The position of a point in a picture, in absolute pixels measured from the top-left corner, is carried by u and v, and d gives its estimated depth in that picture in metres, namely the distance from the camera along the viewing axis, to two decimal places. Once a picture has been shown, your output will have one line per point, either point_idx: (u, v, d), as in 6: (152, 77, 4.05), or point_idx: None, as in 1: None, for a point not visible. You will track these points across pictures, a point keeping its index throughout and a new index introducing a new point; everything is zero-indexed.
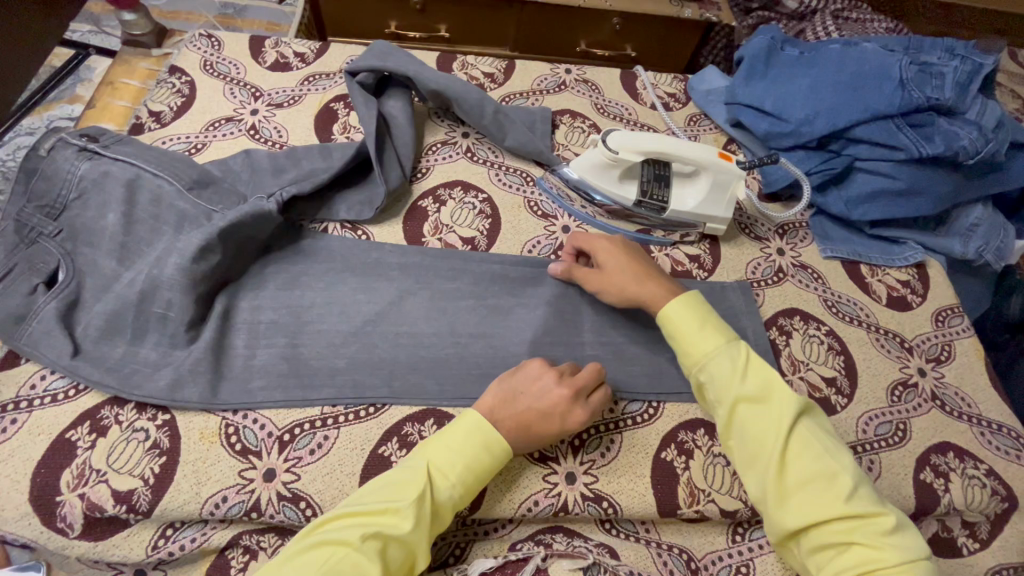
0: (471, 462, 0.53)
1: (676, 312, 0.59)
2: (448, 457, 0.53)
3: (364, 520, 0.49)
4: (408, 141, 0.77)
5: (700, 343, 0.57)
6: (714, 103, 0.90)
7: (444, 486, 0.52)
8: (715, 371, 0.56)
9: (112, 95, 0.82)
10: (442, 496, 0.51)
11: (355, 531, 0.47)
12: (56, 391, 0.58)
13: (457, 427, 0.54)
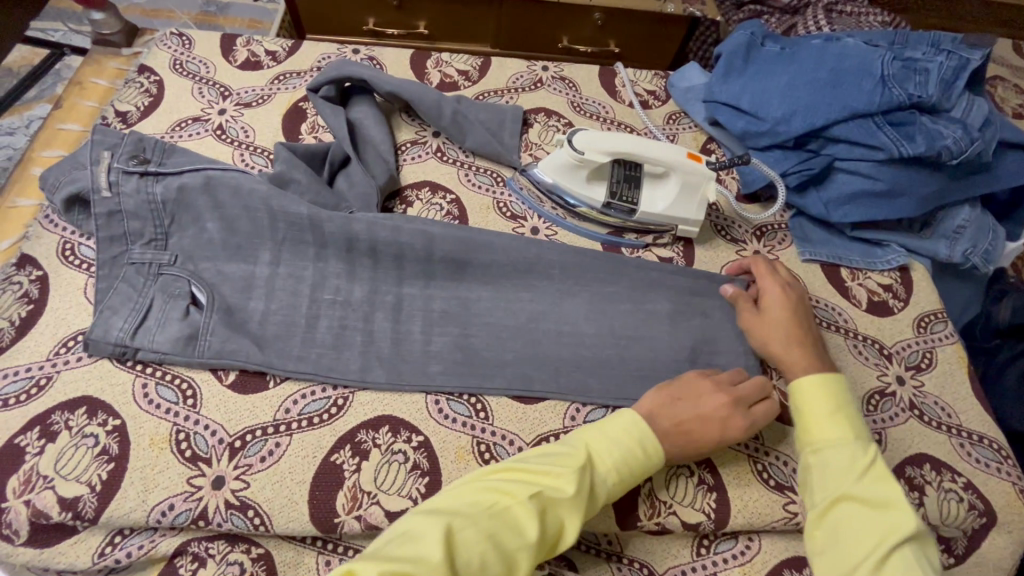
0: (631, 458, 0.53)
1: (809, 387, 0.57)
2: (615, 449, 0.53)
3: (526, 482, 0.49)
4: (379, 143, 0.76)
5: (827, 423, 0.55)
6: (694, 101, 0.88)
7: (602, 470, 0.52)
8: (819, 440, 0.55)
9: (79, 95, 0.81)
10: (603, 479, 0.52)
11: (515, 490, 0.48)
12: (7, 396, 0.58)
13: (619, 421, 0.54)
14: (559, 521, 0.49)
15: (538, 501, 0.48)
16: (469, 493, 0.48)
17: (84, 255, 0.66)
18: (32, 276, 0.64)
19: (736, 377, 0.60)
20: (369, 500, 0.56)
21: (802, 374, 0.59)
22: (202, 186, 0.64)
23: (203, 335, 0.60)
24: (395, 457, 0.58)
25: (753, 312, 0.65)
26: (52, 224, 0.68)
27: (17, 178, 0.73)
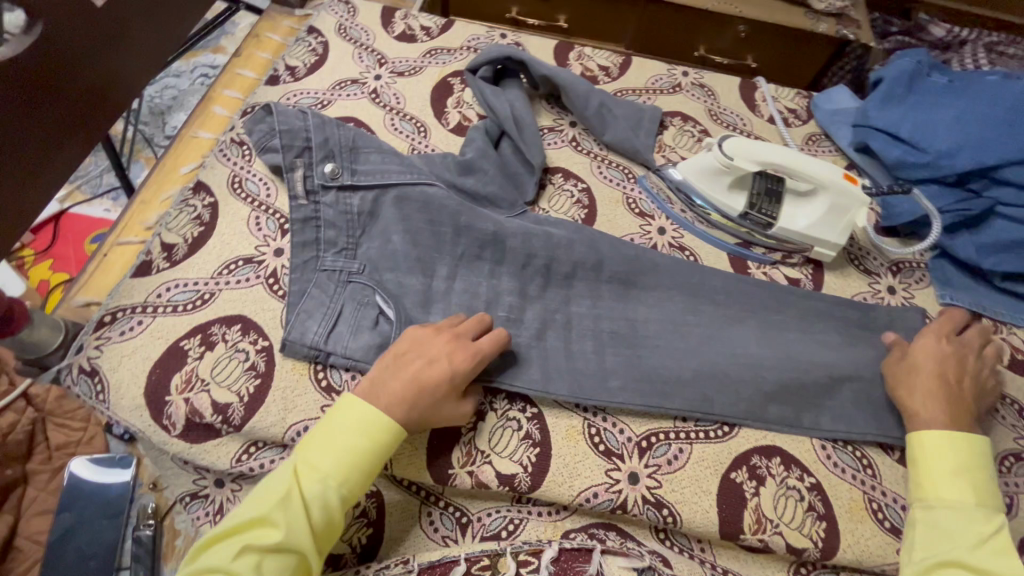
0: (351, 460, 0.52)
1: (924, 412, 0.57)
2: (328, 463, 0.51)
3: (252, 533, 0.48)
4: (526, 124, 0.78)
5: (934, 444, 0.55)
6: (840, 124, 0.85)
7: (320, 485, 0.50)
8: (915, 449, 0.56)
9: (256, 47, 0.89)
10: (325, 496, 0.50)
11: (242, 551, 0.47)
12: (178, 303, 0.64)
13: (343, 419, 0.53)
14: (297, 560, 0.48)
15: (256, 556, 0.47)
16: (248, 549, 0.47)
17: (249, 190, 0.72)
18: (205, 202, 0.71)
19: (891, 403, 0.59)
20: (482, 459, 0.59)
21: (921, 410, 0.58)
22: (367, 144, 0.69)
23: (349, 278, 0.64)
24: (510, 424, 0.60)
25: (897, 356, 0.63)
26: (225, 158, 0.74)
27: (198, 113, 0.81)
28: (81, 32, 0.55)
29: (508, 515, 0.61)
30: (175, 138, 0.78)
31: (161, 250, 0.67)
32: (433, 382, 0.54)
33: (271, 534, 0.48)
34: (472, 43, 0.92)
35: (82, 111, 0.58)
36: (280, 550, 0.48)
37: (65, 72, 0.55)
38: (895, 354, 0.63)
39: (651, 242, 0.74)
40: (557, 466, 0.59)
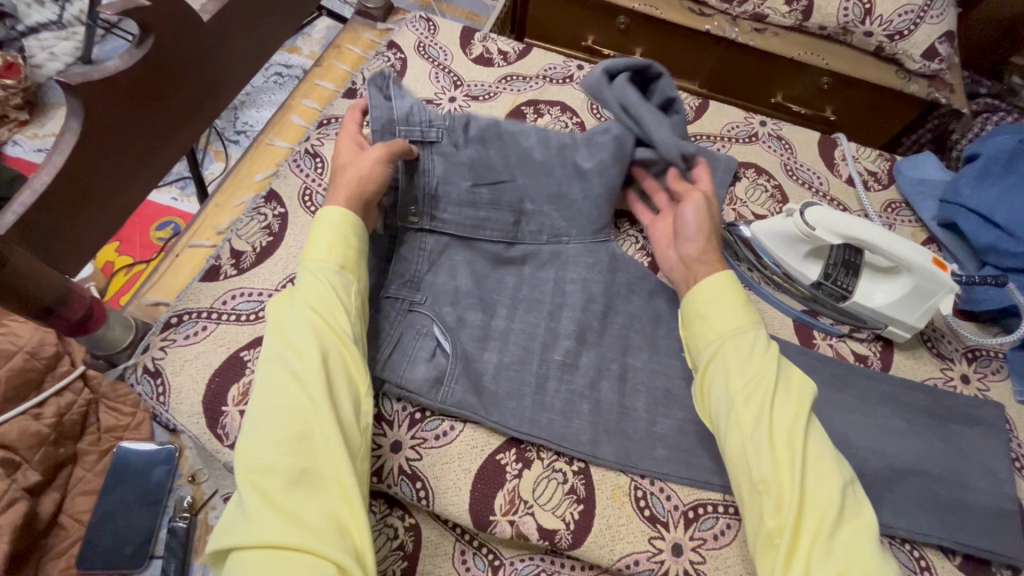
0: (328, 244, 0.56)
1: (713, 286, 0.58)
2: (313, 256, 0.56)
3: (278, 327, 0.52)
4: (659, 129, 0.71)
5: (783, 372, 0.53)
6: (925, 196, 0.81)
7: (313, 266, 0.55)
8: (738, 349, 0.54)
9: (337, 58, 0.90)
10: (321, 273, 0.55)
11: (274, 338, 0.52)
12: (242, 312, 0.65)
13: (317, 226, 0.58)
14: (321, 325, 0.52)
15: (283, 335, 0.51)
16: (282, 342, 0.51)
17: (319, 205, 0.73)
18: (276, 212, 0.72)
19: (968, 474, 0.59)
20: (524, 508, 0.58)
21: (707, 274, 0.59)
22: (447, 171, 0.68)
23: (411, 306, 0.64)
24: (555, 475, 0.59)
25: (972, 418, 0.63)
26: (299, 169, 0.76)
27: (276, 120, 0.83)
28: (187, 47, 0.57)
29: (542, 565, 0.60)
30: (251, 144, 0.80)
31: (229, 256, 0.69)
32: (371, 167, 0.61)
33: (293, 317, 0.52)
34: (548, 72, 0.91)
35: (177, 122, 0.60)
36: (305, 318, 0.51)
37: (168, 85, 0.56)
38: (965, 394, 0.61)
39: None
40: (599, 527, 0.58)
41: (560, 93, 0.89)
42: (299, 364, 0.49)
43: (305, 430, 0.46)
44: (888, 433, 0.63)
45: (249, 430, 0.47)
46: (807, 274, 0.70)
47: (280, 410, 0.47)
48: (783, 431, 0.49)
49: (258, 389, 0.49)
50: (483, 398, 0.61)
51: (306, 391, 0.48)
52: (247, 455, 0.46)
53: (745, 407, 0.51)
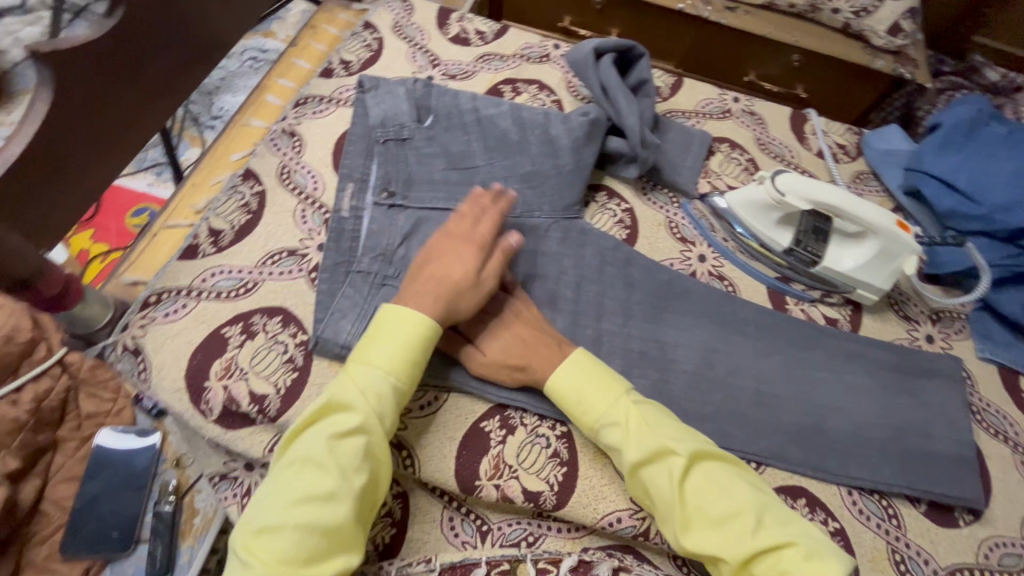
0: (401, 355, 0.56)
1: (567, 378, 0.57)
2: (380, 359, 0.55)
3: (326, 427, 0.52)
4: (627, 115, 0.74)
5: (646, 446, 0.53)
6: (891, 165, 0.84)
7: (379, 372, 0.55)
8: (611, 440, 0.55)
9: (312, 38, 0.90)
10: (384, 384, 0.54)
11: (320, 438, 0.51)
12: (222, 289, 0.65)
13: (393, 328, 0.56)
14: (369, 445, 0.52)
15: (328, 438, 0.51)
16: (326, 444, 0.51)
17: (298, 182, 0.74)
18: (254, 190, 0.72)
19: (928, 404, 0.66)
20: (509, 473, 0.59)
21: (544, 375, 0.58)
22: (423, 168, 0.74)
23: (383, 282, 0.66)
24: (539, 440, 0.61)
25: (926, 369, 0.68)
26: (276, 148, 0.76)
27: (252, 100, 0.82)
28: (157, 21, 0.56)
29: (529, 528, 0.61)
30: (227, 124, 0.79)
31: (208, 235, 0.68)
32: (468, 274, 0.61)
33: (347, 423, 0.52)
34: (525, 51, 0.92)
35: (143, 101, 0.59)
36: (357, 431, 0.52)
37: (136, 58, 0.55)
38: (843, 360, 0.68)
39: (690, 269, 0.74)
40: (582, 487, 0.59)
41: (537, 71, 0.90)
42: (337, 477, 0.50)
43: (319, 549, 0.47)
44: (854, 390, 0.66)
45: (263, 528, 0.47)
46: (779, 240, 0.72)
47: (302, 519, 0.48)
48: (668, 508, 0.51)
49: (283, 482, 0.50)
50: (465, 365, 0.62)
51: (336, 506, 0.49)
52: (256, 550, 0.47)
53: (636, 484, 0.54)
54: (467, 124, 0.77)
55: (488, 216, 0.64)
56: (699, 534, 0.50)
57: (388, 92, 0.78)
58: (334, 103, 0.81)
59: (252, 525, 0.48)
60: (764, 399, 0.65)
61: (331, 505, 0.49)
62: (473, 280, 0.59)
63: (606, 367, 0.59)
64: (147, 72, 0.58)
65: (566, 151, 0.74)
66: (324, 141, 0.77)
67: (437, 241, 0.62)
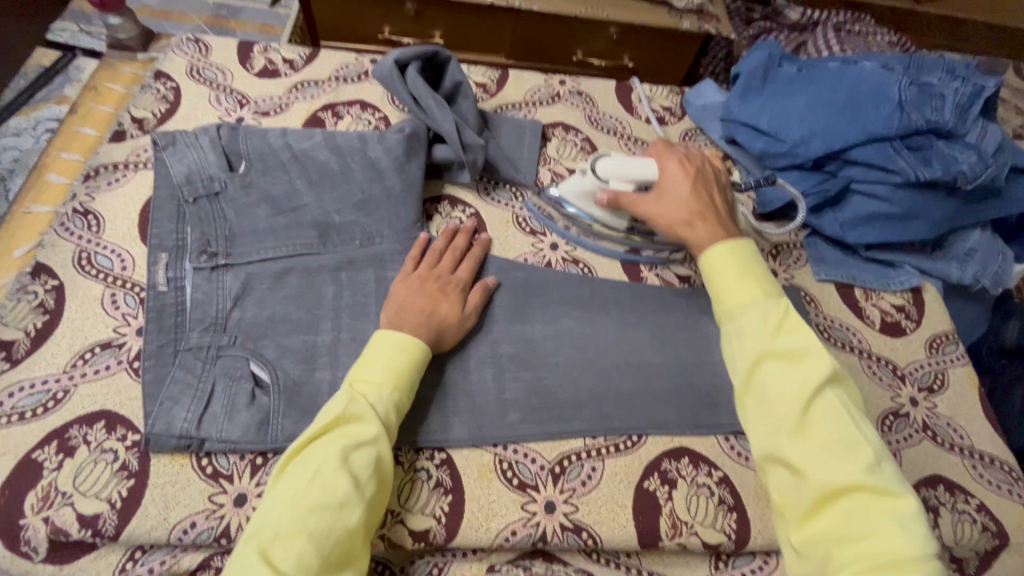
0: (404, 371, 0.56)
1: (718, 255, 0.60)
2: (385, 376, 0.55)
3: (337, 437, 0.51)
4: (442, 121, 0.73)
5: (793, 341, 0.53)
6: (710, 119, 0.89)
7: (384, 388, 0.54)
8: (746, 322, 0.56)
9: (95, 100, 0.81)
10: (388, 401, 0.54)
11: (334, 448, 0.50)
12: (24, 409, 0.57)
13: (393, 344, 0.57)
14: (380, 457, 0.52)
15: (343, 449, 0.50)
16: (339, 456, 0.49)
17: (101, 265, 0.66)
18: (48, 285, 0.64)
19: None
20: (393, 518, 0.56)
21: (710, 245, 0.61)
22: (243, 219, 0.69)
23: (218, 353, 0.60)
24: (418, 475, 0.59)
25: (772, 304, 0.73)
26: (68, 233, 0.67)
27: (31, 183, 0.73)
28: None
29: (432, 561, 0.59)
30: (6, 216, 0.70)
31: None
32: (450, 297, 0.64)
33: (356, 436, 0.51)
34: (341, 71, 0.88)
35: None
36: (368, 443, 0.51)
37: None
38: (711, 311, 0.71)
39: (545, 259, 0.74)
40: (471, 511, 0.57)
41: (357, 91, 0.86)
42: (351, 488, 0.48)
43: (329, 562, 0.46)
44: (712, 341, 0.69)
45: (276, 536, 0.45)
46: (620, 221, 0.74)
47: (314, 527, 0.46)
48: (785, 407, 0.51)
49: (292, 492, 0.48)
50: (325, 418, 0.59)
51: (346, 518, 0.48)
52: (270, 556, 0.44)
53: (752, 383, 0.53)
54: (285, 163, 0.72)
55: (466, 257, 0.69)
56: (808, 445, 0.49)
57: (190, 145, 0.71)
58: (132, 168, 0.73)
59: (262, 532, 0.46)
60: (636, 370, 0.67)
61: (343, 516, 0.47)
62: (456, 315, 0.63)
63: (765, 273, 0.60)
64: None
65: (390, 170, 0.72)
66: (126, 213, 0.70)
67: (424, 278, 0.64)
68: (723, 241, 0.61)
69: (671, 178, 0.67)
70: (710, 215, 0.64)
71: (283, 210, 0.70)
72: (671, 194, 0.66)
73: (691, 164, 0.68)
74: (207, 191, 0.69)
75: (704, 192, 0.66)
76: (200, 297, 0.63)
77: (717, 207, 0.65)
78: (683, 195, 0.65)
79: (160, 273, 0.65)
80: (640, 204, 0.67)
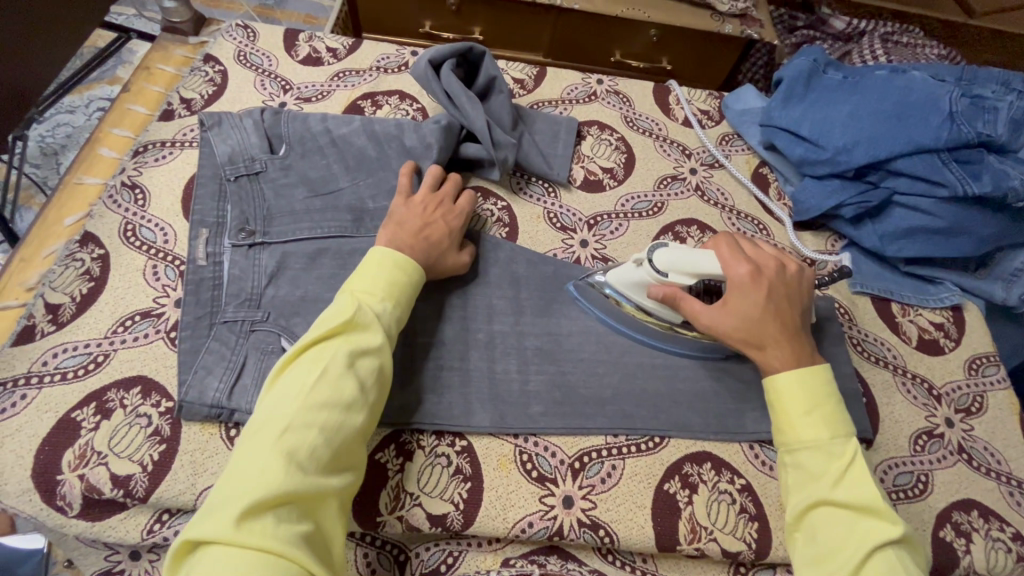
0: (403, 288, 0.58)
1: (786, 384, 0.57)
2: (384, 287, 0.56)
3: (342, 342, 0.51)
4: (474, 118, 0.73)
5: (855, 491, 0.50)
6: (749, 124, 0.88)
7: (383, 301, 0.56)
8: (808, 464, 0.53)
9: (147, 80, 0.84)
10: (386, 311, 0.55)
11: (341, 351, 0.50)
12: (67, 370, 0.59)
13: (395, 263, 0.58)
14: (383, 366, 0.53)
15: (349, 354, 0.51)
16: (346, 360, 0.50)
17: (144, 238, 0.68)
18: (94, 254, 0.66)
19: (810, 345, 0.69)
20: (411, 501, 0.57)
21: (780, 371, 0.58)
22: (281, 201, 0.70)
23: (251, 327, 0.62)
24: (439, 460, 0.59)
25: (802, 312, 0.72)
26: (115, 205, 0.70)
27: (83, 156, 0.76)
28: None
29: (448, 548, 0.59)
30: (58, 186, 0.73)
31: (45, 312, 0.62)
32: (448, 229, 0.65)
33: (361, 341, 0.52)
34: (381, 62, 0.90)
35: None
36: (372, 352, 0.52)
37: None
38: None
39: (575, 256, 0.74)
40: (489, 499, 0.58)
41: (396, 81, 0.87)
42: (357, 390, 0.50)
43: (337, 459, 0.48)
44: None
45: (285, 429, 0.46)
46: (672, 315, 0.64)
47: (324, 422, 0.47)
48: (840, 553, 0.48)
49: (300, 389, 0.48)
50: None
51: (353, 420, 0.49)
52: (282, 448, 0.45)
53: (806, 524, 0.51)
54: (324, 148, 0.74)
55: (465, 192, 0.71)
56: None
57: (234, 126, 0.73)
58: (178, 146, 0.75)
59: (272, 425, 0.46)
60: (661, 371, 0.66)
61: (349, 417, 0.49)
62: (451, 247, 0.65)
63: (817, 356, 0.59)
64: None
65: (426, 160, 0.73)
66: (172, 189, 0.72)
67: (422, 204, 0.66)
68: (797, 367, 0.57)
69: (744, 287, 0.59)
70: (781, 336, 0.58)
71: (319, 193, 0.71)
72: (741, 309, 0.59)
73: (764, 275, 0.60)
74: (248, 171, 0.71)
75: (779, 312, 0.59)
76: (238, 273, 0.65)
77: (791, 328, 0.59)
78: (755, 316, 0.58)
79: (200, 247, 0.67)
80: (702, 311, 0.60)
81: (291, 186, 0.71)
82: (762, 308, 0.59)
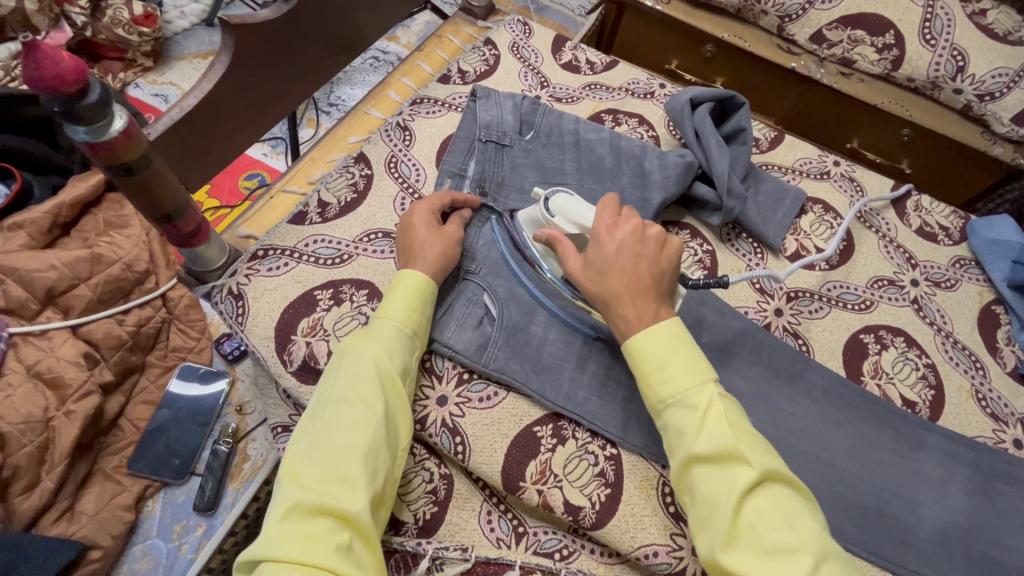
0: (415, 310, 0.59)
1: (645, 344, 0.53)
2: (392, 314, 0.59)
3: (345, 370, 0.55)
4: (718, 163, 0.76)
5: (715, 442, 0.48)
6: (997, 256, 0.80)
7: (391, 324, 0.58)
8: (673, 422, 0.51)
9: (437, 46, 0.98)
10: (396, 333, 0.58)
11: (342, 378, 0.54)
12: (321, 256, 0.70)
13: (397, 285, 0.61)
14: (389, 378, 0.55)
15: (348, 379, 0.54)
16: (349, 385, 0.53)
17: (402, 172, 0.79)
18: (363, 172, 0.78)
19: (1004, 510, 0.62)
20: (553, 481, 0.60)
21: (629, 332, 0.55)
22: (515, 178, 0.77)
23: (463, 276, 0.68)
24: (587, 456, 0.62)
25: (1006, 471, 0.64)
26: (388, 139, 0.82)
27: (374, 94, 0.91)
28: (316, 22, 0.67)
29: (564, 541, 0.61)
30: (351, 111, 0.88)
31: (316, 206, 0.75)
32: (450, 244, 0.65)
33: (362, 361, 0.55)
34: (631, 86, 0.95)
35: (271, 71, 0.65)
36: (373, 367, 0.54)
37: (296, 41, 0.66)
38: (932, 450, 0.65)
39: (765, 320, 0.73)
40: (624, 513, 0.59)
41: (640, 106, 0.92)
42: (360, 408, 0.52)
43: (350, 473, 0.48)
44: (924, 479, 0.63)
45: (298, 461, 0.49)
46: (557, 268, 0.66)
47: (331, 447, 0.50)
48: (714, 515, 0.47)
49: (316, 422, 0.52)
50: (530, 369, 0.64)
51: (358, 435, 0.50)
52: (295, 476, 0.48)
53: (685, 485, 0.50)
54: (566, 144, 0.80)
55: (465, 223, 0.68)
56: (742, 555, 0.45)
57: (497, 102, 0.81)
58: (447, 106, 0.86)
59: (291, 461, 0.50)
60: (826, 465, 0.62)
61: (354, 433, 0.51)
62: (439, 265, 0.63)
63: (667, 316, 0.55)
64: (282, 37, 0.63)
65: (657, 184, 0.76)
66: (433, 138, 0.83)
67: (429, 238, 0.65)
68: (655, 321, 0.54)
69: (601, 237, 0.58)
70: (625, 290, 0.55)
71: (552, 183, 0.78)
72: (595, 262, 0.57)
73: (622, 229, 0.58)
74: (502, 138, 0.79)
75: (632, 268, 0.56)
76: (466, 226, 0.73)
77: (644, 283, 0.56)
78: (605, 268, 0.57)
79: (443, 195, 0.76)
80: (568, 257, 0.60)
81: (530, 167, 0.78)
82: (622, 259, 0.56)
